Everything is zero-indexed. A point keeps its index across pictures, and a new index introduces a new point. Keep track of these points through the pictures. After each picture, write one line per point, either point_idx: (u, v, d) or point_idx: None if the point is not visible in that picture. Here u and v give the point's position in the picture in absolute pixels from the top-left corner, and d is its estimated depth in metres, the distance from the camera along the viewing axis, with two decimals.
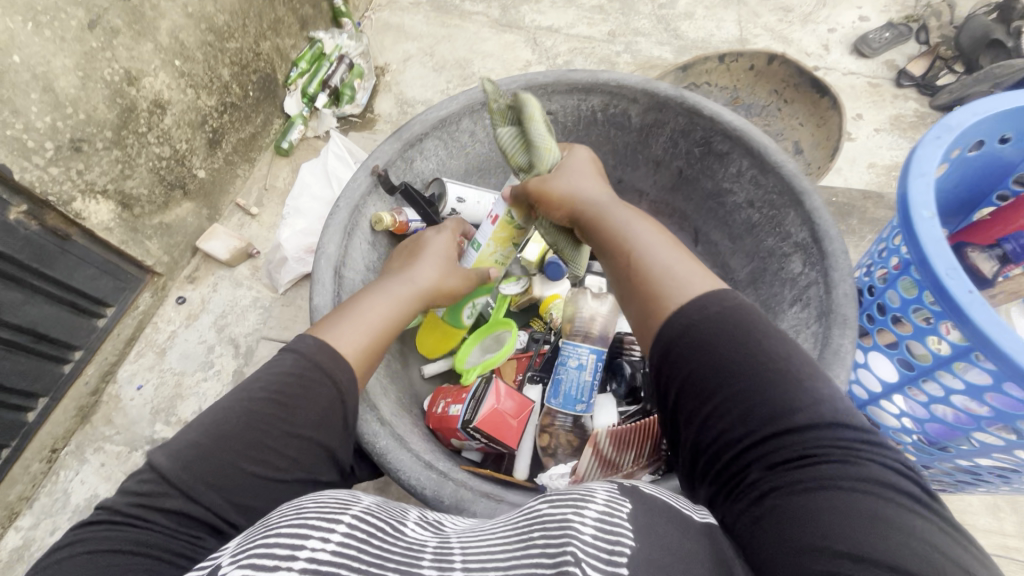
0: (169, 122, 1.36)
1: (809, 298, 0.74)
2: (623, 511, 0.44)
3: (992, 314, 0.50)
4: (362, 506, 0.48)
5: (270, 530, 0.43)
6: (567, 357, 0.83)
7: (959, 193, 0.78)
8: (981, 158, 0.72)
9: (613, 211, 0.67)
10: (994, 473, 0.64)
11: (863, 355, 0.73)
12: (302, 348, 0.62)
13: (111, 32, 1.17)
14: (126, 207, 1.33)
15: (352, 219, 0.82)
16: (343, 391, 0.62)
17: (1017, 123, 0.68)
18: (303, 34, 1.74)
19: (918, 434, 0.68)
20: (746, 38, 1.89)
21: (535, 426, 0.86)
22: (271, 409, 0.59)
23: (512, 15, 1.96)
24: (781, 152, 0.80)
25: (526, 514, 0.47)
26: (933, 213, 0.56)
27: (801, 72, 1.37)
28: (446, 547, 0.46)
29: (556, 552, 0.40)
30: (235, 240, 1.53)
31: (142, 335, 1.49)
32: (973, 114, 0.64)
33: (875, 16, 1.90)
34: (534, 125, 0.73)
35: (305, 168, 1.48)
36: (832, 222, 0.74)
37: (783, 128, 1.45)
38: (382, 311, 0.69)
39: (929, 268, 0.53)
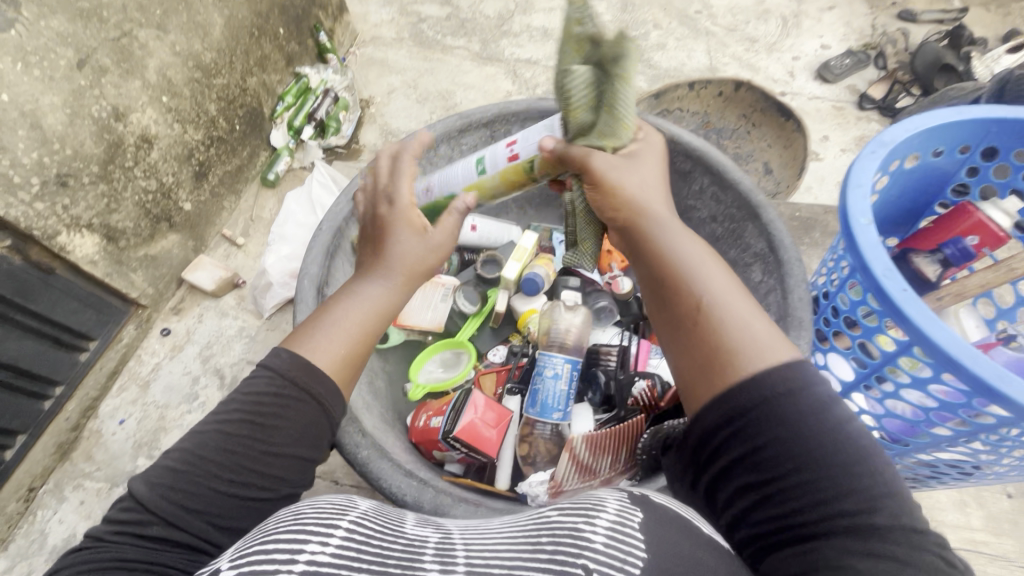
0: (155, 156, 1.39)
1: (768, 304, 0.78)
2: (635, 520, 0.48)
3: (926, 309, 0.53)
4: (358, 511, 0.52)
5: (268, 535, 0.47)
6: (543, 367, 0.86)
7: (904, 203, 0.84)
8: (918, 169, 0.77)
9: (680, 240, 0.62)
10: (951, 465, 0.67)
11: (823, 357, 0.77)
12: (275, 366, 0.62)
13: (99, 71, 1.21)
14: (111, 240, 1.34)
15: (335, 241, 0.85)
16: (323, 410, 0.62)
17: (947, 138, 0.73)
18: (289, 69, 1.79)
19: (878, 430, 0.71)
20: (715, 66, 1.98)
21: (515, 436, 0.89)
22: (245, 427, 0.60)
23: (492, 49, 2.05)
24: (738, 170, 0.84)
25: (532, 522, 0.51)
26: (870, 220, 0.59)
27: (765, 97, 1.44)
28: (446, 544, 0.50)
29: (568, 558, 0.44)
30: (221, 270, 1.54)
31: (125, 369, 1.47)
32: (906, 131, 0.68)
33: (836, 44, 2.01)
34: (625, 88, 0.62)
35: (290, 199, 1.56)
36: (786, 233, 0.79)
37: (753, 150, 1.51)
38: (362, 312, 0.65)
39: (865, 269, 0.57)
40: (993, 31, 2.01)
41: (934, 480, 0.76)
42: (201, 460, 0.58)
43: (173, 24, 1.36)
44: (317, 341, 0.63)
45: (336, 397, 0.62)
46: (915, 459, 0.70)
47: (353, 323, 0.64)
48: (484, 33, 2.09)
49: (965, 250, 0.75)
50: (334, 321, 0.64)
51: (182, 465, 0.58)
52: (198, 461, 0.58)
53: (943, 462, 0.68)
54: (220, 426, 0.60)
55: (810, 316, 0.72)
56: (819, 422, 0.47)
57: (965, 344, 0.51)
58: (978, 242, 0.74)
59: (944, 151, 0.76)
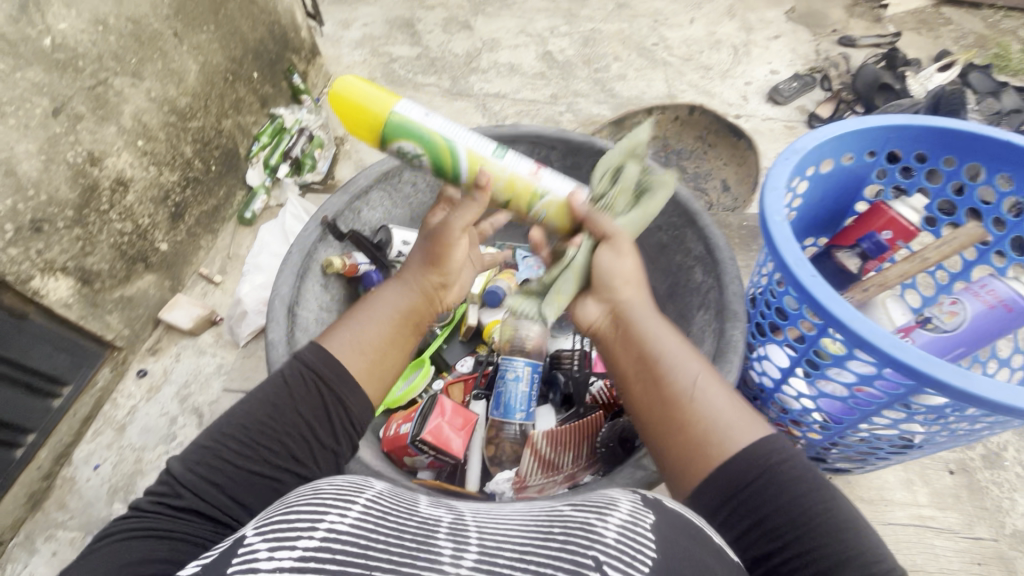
0: (131, 199, 1.41)
1: (709, 302, 0.83)
2: (646, 522, 0.49)
3: (831, 291, 0.59)
4: (372, 492, 0.53)
5: (288, 508, 0.48)
6: (505, 370, 0.90)
7: (826, 206, 0.92)
8: (832, 174, 0.86)
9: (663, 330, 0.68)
10: (889, 442, 0.72)
11: (763, 348, 0.81)
12: (298, 354, 0.68)
13: (75, 118, 1.24)
14: (86, 283, 1.34)
15: (305, 263, 0.88)
16: (330, 395, 0.66)
17: (850, 146, 0.83)
18: (263, 111, 1.84)
19: (817, 412, 0.75)
20: (674, 93, 2.08)
21: (481, 440, 0.91)
22: (264, 408, 0.65)
23: (461, 85, 2.13)
24: (675, 181, 0.91)
25: (544, 514, 0.52)
26: (783, 217, 0.66)
27: (718, 119, 1.54)
28: (460, 524, 0.50)
29: (579, 547, 0.45)
30: (198, 308, 1.54)
31: (100, 414, 1.44)
32: (816, 138, 0.77)
33: (784, 69, 2.14)
34: (657, 196, 0.83)
35: (264, 229, 1.56)
36: (720, 234, 0.84)
37: (711, 169, 1.59)
38: (386, 316, 0.74)
39: (778, 257, 0.63)
40: (926, 52, 2.17)
41: (877, 459, 0.80)
42: (224, 436, 0.63)
43: (148, 71, 1.41)
44: (343, 337, 0.70)
45: (346, 387, 0.67)
46: (856, 436, 0.74)
47: (378, 317, 0.73)
48: (453, 71, 2.18)
49: (881, 243, 0.84)
50: (358, 317, 0.73)
51: (207, 442, 0.63)
52: (221, 437, 0.63)
53: (879, 437, 0.72)
54: (242, 408, 0.65)
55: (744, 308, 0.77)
56: (807, 488, 0.54)
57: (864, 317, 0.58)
58: (891, 236, 0.83)
59: (854, 157, 0.86)
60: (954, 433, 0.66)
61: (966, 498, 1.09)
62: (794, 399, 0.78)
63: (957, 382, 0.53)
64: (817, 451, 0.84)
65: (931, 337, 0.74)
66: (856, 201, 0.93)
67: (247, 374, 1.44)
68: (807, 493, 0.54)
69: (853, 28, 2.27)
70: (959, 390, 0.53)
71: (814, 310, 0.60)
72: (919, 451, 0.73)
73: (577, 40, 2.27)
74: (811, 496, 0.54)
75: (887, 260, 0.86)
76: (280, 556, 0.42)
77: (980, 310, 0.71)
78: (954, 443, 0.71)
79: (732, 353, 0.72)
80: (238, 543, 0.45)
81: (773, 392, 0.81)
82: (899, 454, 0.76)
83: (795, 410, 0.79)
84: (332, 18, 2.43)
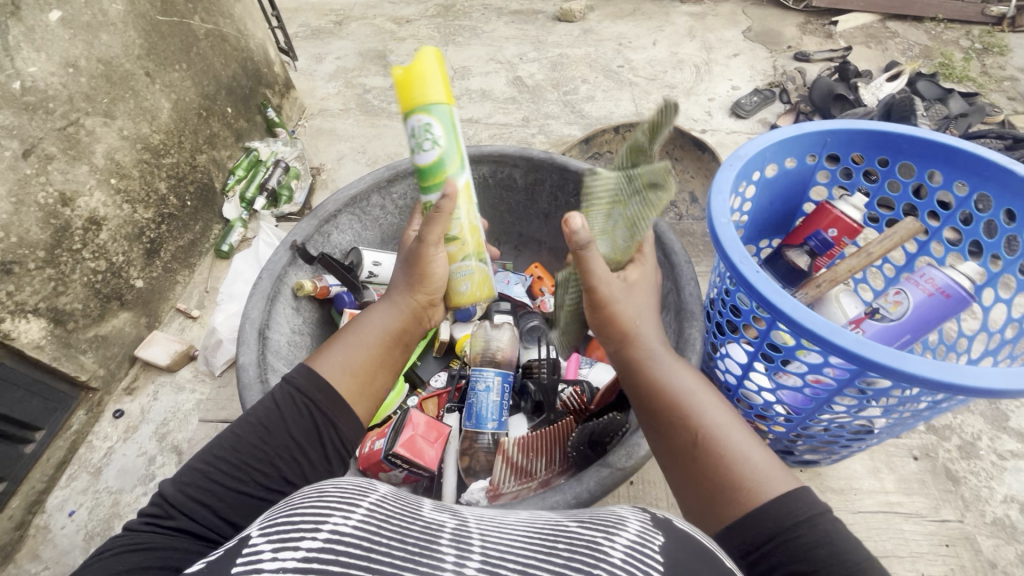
0: (105, 237, 1.41)
1: (669, 303, 0.85)
2: (655, 542, 0.44)
3: (778, 288, 0.63)
4: (378, 494, 0.46)
5: (293, 509, 0.44)
6: (476, 381, 0.91)
7: (775, 207, 0.98)
8: (777, 177, 0.92)
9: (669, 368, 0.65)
10: (848, 426, 0.76)
11: (726, 347, 0.84)
12: (289, 375, 0.68)
13: (46, 158, 1.25)
14: (59, 323, 1.32)
15: (275, 286, 0.89)
16: (318, 420, 0.66)
17: (791, 151, 0.88)
18: (238, 145, 1.86)
19: (779, 404, 0.79)
20: (642, 111, 2.14)
21: (456, 452, 0.89)
22: (258, 428, 0.64)
23: None
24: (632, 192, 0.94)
25: (551, 525, 0.47)
26: (729, 219, 0.70)
27: (682, 134, 1.59)
28: (467, 529, 0.44)
29: (583, 566, 0.40)
30: (177, 343, 1.52)
31: (75, 458, 1.39)
32: (757, 145, 0.81)
33: (745, 85, 2.22)
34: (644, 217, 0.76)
35: (238, 258, 1.58)
36: (676, 239, 0.87)
37: (679, 181, 1.64)
38: (376, 339, 0.74)
39: (726, 257, 0.67)
40: (876, 63, 2.28)
41: (840, 447, 0.85)
42: (216, 457, 0.62)
43: (120, 110, 1.42)
44: (336, 357, 0.70)
45: (338, 409, 0.67)
46: (818, 424, 0.78)
47: (368, 335, 0.73)
48: None
49: (827, 241, 0.89)
50: (350, 338, 0.73)
51: (200, 464, 0.61)
52: (213, 458, 0.62)
53: (838, 424, 0.76)
54: (236, 429, 0.64)
55: (701, 306, 0.79)
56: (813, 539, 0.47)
57: (807, 309, 0.61)
58: (836, 234, 0.88)
59: (796, 160, 0.91)
60: (904, 413, 0.70)
61: (930, 481, 1.11)
62: (757, 394, 0.82)
63: (893, 363, 0.56)
64: (786, 442, 0.88)
65: (879, 326, 0.77)
66: (803, 201, 1.00)
67: (223, 404, 1.42)
68: (840, 537, 0.47)
69: (806, 44, 2.39)
70: (896, 370, 0.56)
71: (762, 305, 0.64)
72: (873, 435, 0.78)
73: (545, 65, 2.35)
74: (846, 539, 0.47)
75: (835, 256, 0.90)
76: (282, 557, 0.38)
77: (921, 299, 0.75)
78: (904, 427, 0.76)
79: (691, 351, 0.74)
80: (239, 542, 0.41)
81: (738, 388, 0.85)
82: (858, 440, 0.80)
83: (760, 403, 0.82)
84: (305, 53, 2.48)
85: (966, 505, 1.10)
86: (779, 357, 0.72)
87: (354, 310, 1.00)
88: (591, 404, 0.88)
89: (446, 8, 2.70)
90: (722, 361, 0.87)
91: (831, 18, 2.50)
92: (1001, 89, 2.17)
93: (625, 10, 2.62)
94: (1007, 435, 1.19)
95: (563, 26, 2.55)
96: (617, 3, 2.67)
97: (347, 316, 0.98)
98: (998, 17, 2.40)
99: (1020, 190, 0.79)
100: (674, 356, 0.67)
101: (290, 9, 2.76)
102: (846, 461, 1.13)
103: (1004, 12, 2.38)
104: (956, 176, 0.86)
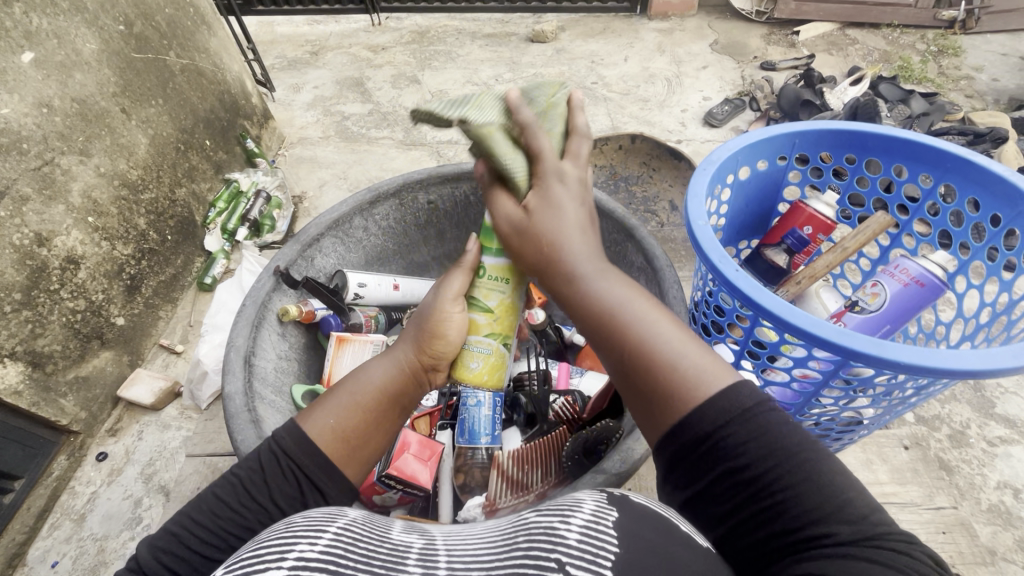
0: (83, 275, 1.38)
1: None
2: (609, 518, 0.44)
3: (756, 283, 0.64)
4: (347, 518, 0.47)
5: (261, 543, 0.44)
6: (466, 396, 0.87)
7: (751, 208, 1.00)
8: (750, 179, 0.94)
9: (598, 282, 0.56)
10: (838, 418, 0.77)
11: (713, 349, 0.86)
12: (277, 434, 0.64)
13: (21, 200, 1.23)
14: (37, 366, 1.29)
15: (260, 313, 0.88)
16: (303, 492, 0.61)
17: (762, 153, 0.90)
18: (218, 177, 1.85)
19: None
20: (617, 125, 2.18)
21: (451, 469, 0.89)
22: (236, 491, 0.61)
23: (415, 135, 2.20)
24: (610, 200, 0.96)
25: (514, 524, 0.47)
26: (706, 221, 0.71)
27: (658, 145, 1.62)
28: (434, 546, 0.45)
29: (541, 553, 0.41)
30: (160, 381, 1.48)
31: (56, 505, 1.34)
32: (728, 149, 0.84)
33: (715, 95, 2.28)
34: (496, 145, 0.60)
35: (221, 289, 1.56)
36: (657, 245, 0.88)
37: (658, 191, 1.66)
38: (369, 398, 0.66)
39: (705, 258, 0.68)
40: (839, 69, 2.36)
41: (831, 440, 0.86)
42: (193, 519, 0.59)
43: (97, 148, 1.41)
44: (324, 415, 0.64)
45: (324, 478, 0.61)
46: (808, 418, 0.79)
47: (361, 395, 0.65)
48: (406, 123, 2.26)
49: (803, 238, 0.91)
50: (340, 394, 0.66)
51: (175, 527, 0.58)
52: (189, 522, 0.59)
53: (827, 416, 0.77)
54: (215, 490, 0.61)
55: (685, 308, 0.80)
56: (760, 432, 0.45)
57: (786, 302, 0.62)
58: (811, 231, 0.90)
59: (767, 161, 0.93)
60: (889, 401, 0.71)
61: (923, 470, 1.12)
62: None
63: (873, 351, 0.58)
64: None
65: (860, 319, 0.79)
66: (777, 201, 1.02)
67: (211, 438, 1.38)
68: (771, 434, 0.45)
69: (772, 54, 2.47)
70: (876, 358, 0.58)
71: (744, 302, 0.65)
72: (862, 425, 0.79)
73: (521, 85, 2.40)
74: (770, 437, 0.45)
75: (812, 253, 0.93)
76: None
77: (897, 290, 0.77)
78: (890, 416, 0.78)
79: None
80: None
81: None
82: (849, 431, 0.82)
83: None
84: (282, 84, 2.50)
85: (960, 493, 1.11)
86: (765, 353, 0.73)
87: (341, 333, 1.00)
88: (583, 413, 0.89)
89: (420, 35, 2.75)
90: None
91: (793, 28, 2.59)
92: (958, 89, 2.26)
93: (595, 29, 2.69)
94: (994, 422, 1.22)
95: (536, 47, 2.61)
96: (587, 23, 2.75)
97: (334, 339, 0.97)
98: (950, 21, 2.51)
99: (982, 180, 0.82)
100: (602, 268, 0.57)
101: (265, 42, 2.79)
102: (839, 455, 1.13)
103: (955, 16, 2.49)
104: (920, 170, 0.89)
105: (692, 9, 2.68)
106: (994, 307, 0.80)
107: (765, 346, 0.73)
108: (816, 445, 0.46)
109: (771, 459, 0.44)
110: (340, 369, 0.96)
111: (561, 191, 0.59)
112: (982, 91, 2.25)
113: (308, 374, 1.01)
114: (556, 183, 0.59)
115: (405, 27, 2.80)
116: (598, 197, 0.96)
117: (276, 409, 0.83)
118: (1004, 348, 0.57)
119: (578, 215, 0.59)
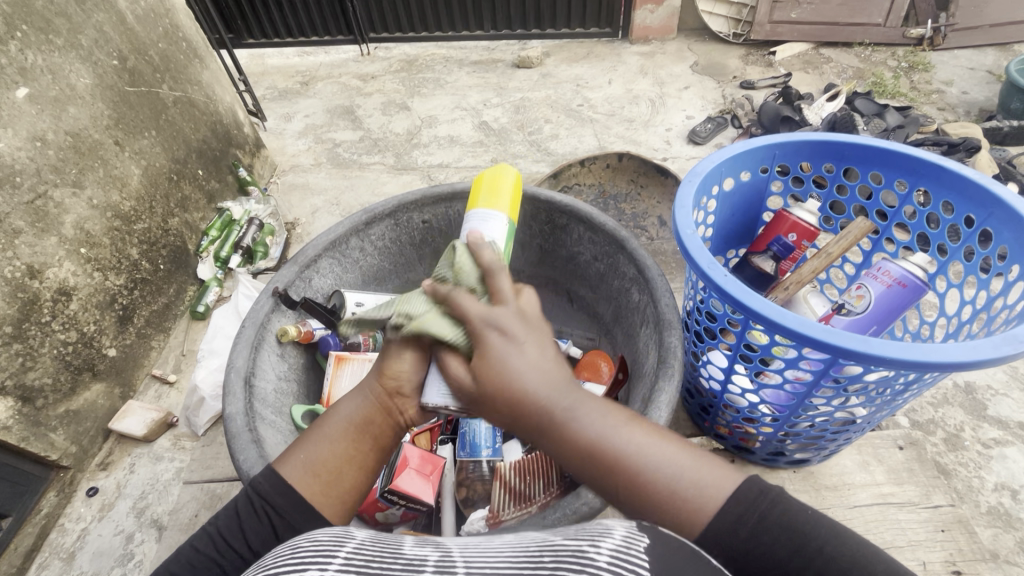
0: (75, 306, 1.38)
1: (648, 317, 0.87)
2: (641, 544, 0.44)
3: (741, 285, 0.66)
4: (357, 541, 0.47)
5: (269, 569, 0.43)
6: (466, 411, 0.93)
7: (739, 218, 1.04)
8: (737, 190, 0.98)
9: (569, 409, 0.52)
10: (841, 421, 0.79)
11: (706, 355, 0.88)
12: (255, 477, 0.63)
13: (14, 232, 1.23)
14: (27, 401, 1.26)
15: (259, 334, 0.89)
16: (278, 530, 0.59)
17: (746, 165, 0.94)
18: (211, 206, 1.86)
19: (763, 404, 0.81)
20: (604, 145, 2.23)
21: (452, 485, 0.88)
22: (219, 542, 0.60)
23: (405, 160, 2.23)
24: (601, 215, 0.98)
25: (539, 543, 0.47)
26: (693, 230, 0.73)
27: (645, 162, 1.66)
28: (451, 559, 0.45)
29: (569, 574, 0.40)
30: (153, 412, 1.46)
31: (45, 544, 1.30)
32: (711, 162, 0.86)
33: (698, 114, 2.34)
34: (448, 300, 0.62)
35: (217, 315, 1.56)
36: (648, 255, 0.90)
37: (646, 207, 1.70)
38: (339, 431, 0.64)
39: (695, 266, 0.70)
40: (816, 86, 2.45)
41: (827, 442, 0.87)
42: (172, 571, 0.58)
43: (89, 180, 1.42)
44: (300, 452, 0.63)
45: (299, 513, 0.59)
46: (803, 421, 0.80)
47: (330, 426, 0.64)
48: (396, 148, 2.29)
49: (788, 245, 0.94)
50: (315, 433, 0.64)
51: None
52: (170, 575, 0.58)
53: (822, 418, 0.79)
54: (195, 543, 0.60)
55: (678, 315, 0.81)
56: (791, 531, 0.48)
57: (776, 305, 0.64)
58: (796, 238, 0.92)
59: (749, 173, 0.97)
60: (881, 398, 0.73)
61: (918, 470, 1.06)
62: (741, 397, 0.85)
63: (859, 347, 0.59)
64: (775, 443, 0.90)
65: (847, 321, 0.83)
66: (762, 210, 1.05)
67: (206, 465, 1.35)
68: (796, 530, 0.48)
69: (750, 73, 2.55)
70: (864, 354, 0.59)
71: (735, 305, 0.66)
72: (856, 425, 0.80)
73: (509, 108, 2.45)
74: (801, 527, 0.48)
75: (797, 259, 0.95)
76: None
77: (881, 291, 0.80)
78: (882, 414, 0.79)
79: (672, 360, 0.75)
80: None
81: (722, 393, 0.88)
82: (843, 431, 0.83)
83: (744, 407, 0.85)
84: (274, 114, 2.54)
85: (960, 496, 1.12)
86: (757, 356, 0.75)
87: (339, 353, 0.99)
88: None
89: (409, 63, 2.82)
90: (705, 370, 0.90)
91: (769, 49, 2.69)
92: (931, 102, 2.34)
93: (578, 54, 2.77)
94: (988, 424, 1.23)
95: (522, 72, 2.68)
96: (570, 48, 2.83)
97: (334, 358, 0.98)
98: (918, 39, 2.60)
99: (955, 184, 0.85)
100: (575, 401, 0.53)
101: (257, 74, 2.85)
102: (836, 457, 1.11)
103: (922, 34, 2.58)
104: (895, 176, 0.92)
105: (671, 33, 2.78)
106: (975, 304, 0.82)
107: (756, 348, 0.74)
108: (850, 535, 0.48)
109: (804, 560, 0.47)
110: (340, 388, 0.96)
111: (502, 342, 0.53)
112: (954, 103, 2.34)
113: (307, 395, 1.00)
114: (495, 337, 0.53)
115: (394, 57, 2.87)
116: (588, 212, 0.98)
117: (277, 430, 0.83)
118: (987, 339, 0.59)
119: (534, 356, 0.53)
